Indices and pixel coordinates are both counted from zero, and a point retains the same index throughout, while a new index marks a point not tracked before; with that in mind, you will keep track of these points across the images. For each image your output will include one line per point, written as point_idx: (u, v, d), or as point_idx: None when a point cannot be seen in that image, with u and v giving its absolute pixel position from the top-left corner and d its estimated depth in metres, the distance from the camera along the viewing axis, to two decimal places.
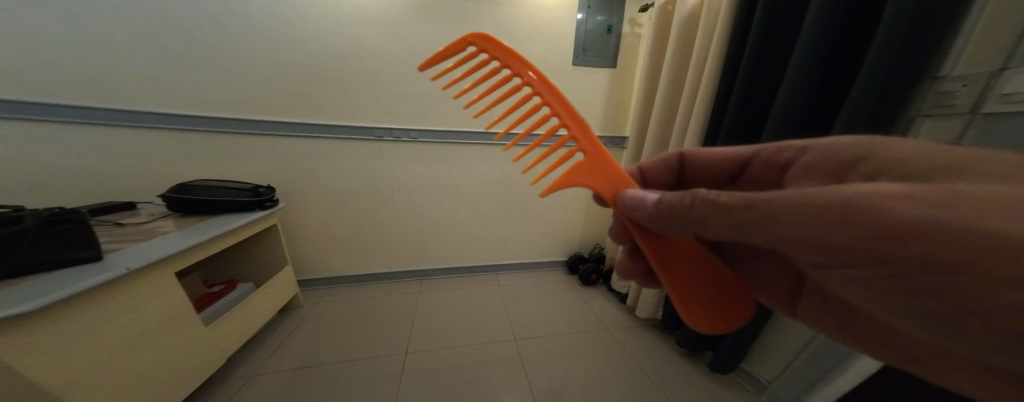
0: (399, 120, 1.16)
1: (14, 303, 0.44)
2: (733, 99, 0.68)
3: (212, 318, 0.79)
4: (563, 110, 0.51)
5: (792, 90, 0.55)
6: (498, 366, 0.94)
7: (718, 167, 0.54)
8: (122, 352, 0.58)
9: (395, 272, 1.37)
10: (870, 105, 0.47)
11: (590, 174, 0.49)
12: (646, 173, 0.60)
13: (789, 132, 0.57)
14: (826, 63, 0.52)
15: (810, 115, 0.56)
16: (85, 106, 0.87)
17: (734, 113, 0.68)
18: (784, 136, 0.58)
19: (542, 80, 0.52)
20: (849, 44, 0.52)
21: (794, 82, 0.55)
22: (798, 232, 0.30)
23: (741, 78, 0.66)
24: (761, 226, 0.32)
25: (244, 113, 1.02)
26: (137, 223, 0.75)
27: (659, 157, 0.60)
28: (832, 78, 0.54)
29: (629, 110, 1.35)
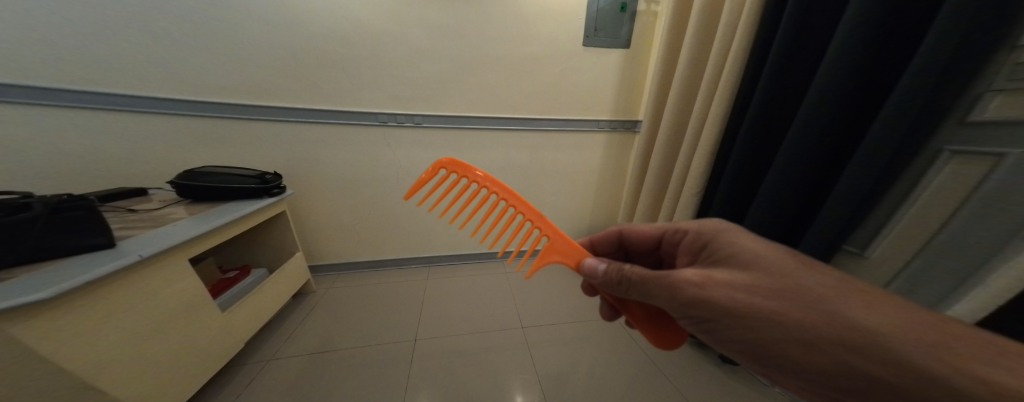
0: (403, 105, 1.12)
1: (31, 290, 0.44)
2: (763, 80, 0.63)
3: (228, 304, 0.81)
4: (521, 205, 0.57)
5: (834, 65, 0.50)
6: (505, 352, 0.95)
7: (633, 242, 0.59)
8: (144, 338, 0.59)
9: (403, 259, 1.38)
10: (929, 88, 0.42)
11: (560, 254, 0.55)
12: (594, 246, 0.62)
13: (829, 109, 0.52)
14: (877, 37, 0.47)
15: (852, 98, 0.51)
16: (90, 92, 0.87)
17: (762, 93, 0.63)
18: (823, 122, 0.53)
19: (498, 183, 0.57)
20: (907, 11, 0.46)
21: (842, 59, 0.49)
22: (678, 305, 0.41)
23: (775, 55, 0.60)
24: (659, 300, 0.42)
25: (246, 98, 1.00)
26: (149, 209, 0.75)
27: (603, 233, 0.62)
28: (882, 54, 0.49)
29: (642, 93, 1.29)
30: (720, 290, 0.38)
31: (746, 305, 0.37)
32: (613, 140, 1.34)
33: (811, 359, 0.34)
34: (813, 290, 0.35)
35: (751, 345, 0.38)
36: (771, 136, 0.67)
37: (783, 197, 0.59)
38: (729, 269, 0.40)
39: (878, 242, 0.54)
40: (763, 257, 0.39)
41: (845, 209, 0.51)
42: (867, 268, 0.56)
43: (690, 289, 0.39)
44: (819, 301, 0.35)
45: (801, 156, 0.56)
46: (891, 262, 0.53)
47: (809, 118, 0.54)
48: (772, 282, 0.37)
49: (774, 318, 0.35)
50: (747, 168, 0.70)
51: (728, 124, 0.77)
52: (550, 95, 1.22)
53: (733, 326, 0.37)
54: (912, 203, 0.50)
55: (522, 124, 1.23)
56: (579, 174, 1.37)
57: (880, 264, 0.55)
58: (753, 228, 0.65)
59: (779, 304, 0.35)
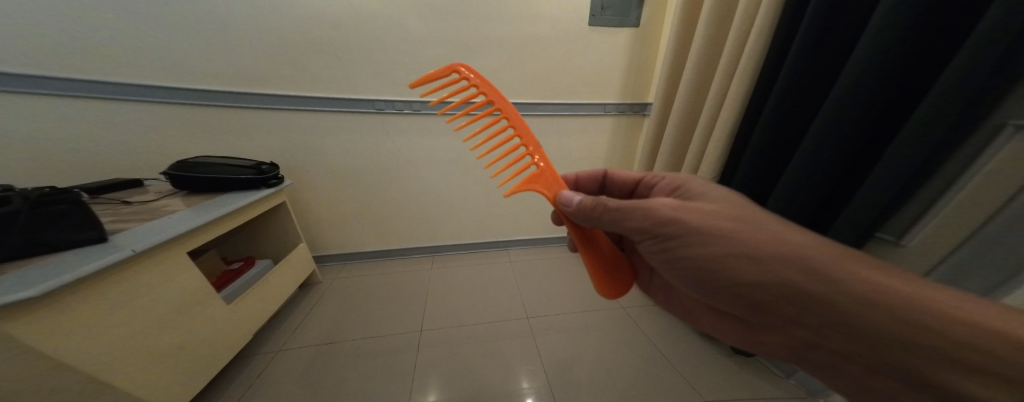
0: (401, 91, 1.08)
1: (23, 286, 0.42)
2: (792, 57, 0.58)
3: (233, 296, 0.80)
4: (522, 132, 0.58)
5: (879, 39, 0.46)
6: (510, 340, 0.94)
7: (616, 183, 0.66)
8: (151, 331, 0.59)
9: (407, 248, 1.37)
10: (990, 63, 0.38)
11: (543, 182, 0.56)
12: (579, 183, 0.68)
13: (869, 88, 0.48)
14: (929, 6, 0.43)
15: (896, 73, 0.47)
16: (77, 80, 0.83)
17: (790, 73, 0.59)
18: (862, 103, 0.49)
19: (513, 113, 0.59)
20: None
21: (889, 32, 0.45)
22: (651, 227, 0.46)
23: (806, 29, 0.56)
24: (627, 225, 0.47)
25: (238, 86, 0.96)
26: (144, 201, 0.73)
27: (591, 170, 0.67)
28: (935, 25, 0.44)
29: (652, 75, 1.23)
30: (688, 214, 0.44)
31: (705, 225, 0.43)
32: (620, 125, 1.29)
33: (754, 276, 0.39)
34: (755, 220, 0.42)
35: (706, 264, 0.43)
36: (800, 117, 0.63)
37: (810, 184, 0.57)
38: (697, 201, 0.47)
39: (917, 230, 0.51)
40: (720, 197, 0.46)
41: (881, 198, 0.48)
42: (906, 253, 0.53)
43: (664, 211, 0.45)
44: (764, 228, 0.41)
45: (833, 141, 0.53)
46: (933, 248, 0.50)
47: (844, 98, 0.50)
48: (725, 211, 0.43)
49: (726, 237, 0.41)
50: (770, 151, 0.66)
51: (749, 104, 0.72)
52: (554, 78, 1.16)
53: (696, 242, 0.43)
54: (961, 188, 0.46)
55: (526, 110, 1.19)
56: (584, 160, 1.33)
57: (921, 251, 0.52)
58: (776, 216, 0.62)
59: (729, 229, 0.41)
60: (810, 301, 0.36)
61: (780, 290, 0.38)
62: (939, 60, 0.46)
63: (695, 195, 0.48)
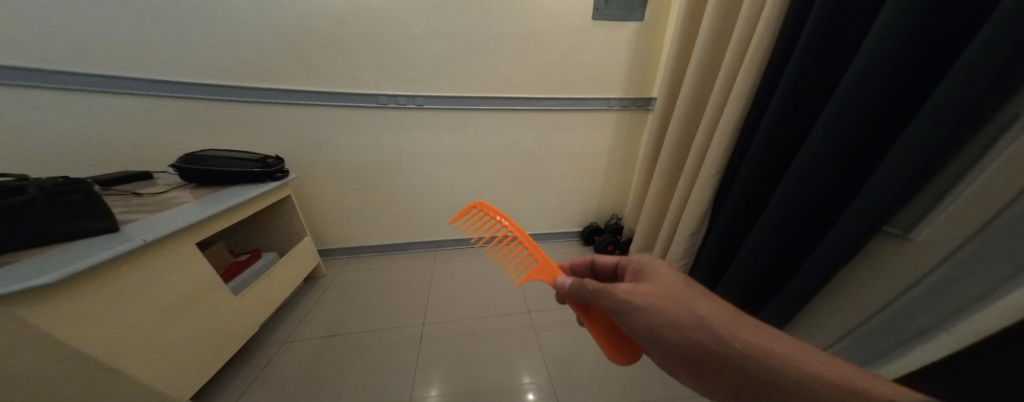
0: (403, 86, 1.08)
1: (39, 273, 0.44)
2: (798, 53, 0.58)
3: (241, 288, 0.81)
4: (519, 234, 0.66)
5: (885, 40, 0.47)
6: (511, 335, 0.95)
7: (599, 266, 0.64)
8: (162, 320, 0.61)
9: (411, 243, 1.38)
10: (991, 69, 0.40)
11: (542, 270, 0.59)
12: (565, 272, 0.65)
13: (877, 82, 0.49)
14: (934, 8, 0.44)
15: (898, 77, 0.48)
16: (87, 74, 0.85)
17: (795, 69, 0.59)
18: (864, 107, 0.51)
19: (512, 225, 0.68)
20: None
21: (893, 36, 0.46)
22: (610, 306, 0.47)
23: (812, 26, 0.56)
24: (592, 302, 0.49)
25: (244, 81, 0.97)
26: (154, 193, 0.74)
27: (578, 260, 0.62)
28: (942, 28, 0.45)
29: (657, 69, 1.21)
30: (639, 294, 0.46)
31: (652, 305, 0.44)
32: (624, 120, 1.28)
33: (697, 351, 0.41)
34: (695, 298, 0.44)
35: (649, 337, 0.44)
36: (805, 111, 0.63)
37: (816, 180, 0.57)
38: (650, 280, 0.49)
39: (926, 223, 0.51)
40: (668, 276, 0.48)
41: (889, 190, 0.49)
42: (913, 248, 0.54)
43: (619, 291, 0.47)
44: (702, 307, 0.43)
45: (840, 136, 0.53)
46: (938, 244, 0.50)
47: (847, 99, 0.52)
48: (670, 289, 0.46)
49: (671, 315, 0.43)
50: (775, 148, 0.67)
51: (755, 98, 0.72)
52: (557, 72, 1.15)
53: (646, 320, 0.44)
54: (970, 183, 0.46)
55: (529, 105, 1.19)
56: (587, 155, 1.32)
57: (926, 247, 0.52)
58: (782, 210, 0.63)
59: (673, 309, 0.43)
60: (734, 368, 0.39)
61: (704, 355, 0.41)
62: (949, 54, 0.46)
63: (646, 274, 0.51)
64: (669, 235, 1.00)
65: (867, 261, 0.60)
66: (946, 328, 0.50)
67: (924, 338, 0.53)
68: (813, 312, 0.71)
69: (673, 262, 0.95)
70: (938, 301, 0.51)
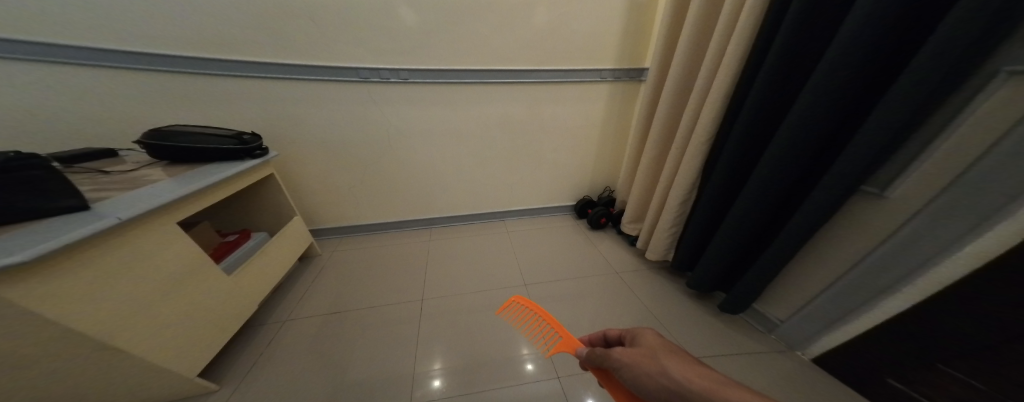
0: (385, 57, 1.02)
1: (11, 252, 0.41)
2: (791, 10, 0.57)
3: (234, 267, 0.79)
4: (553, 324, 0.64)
5: None
6: (509, 309, 0.97)
7: None
8: (157, 301, 0.59)
9: (403, 222, 1.36)
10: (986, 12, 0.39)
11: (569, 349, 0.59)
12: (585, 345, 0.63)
13: (872, 32, 0.48)
14: None
15: (891, 26, 0.47)
16: (23, 42, 0.75)
17: (789, 27, 0.58)
18: (855, 61, 0.50)
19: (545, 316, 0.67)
20: None
21: None
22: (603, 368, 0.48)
23: None
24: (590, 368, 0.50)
25: (210, 52, 0.89)
26: (122, 170, 0.69)
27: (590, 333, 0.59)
28: None
29: (651, 36, 1.17)
30: (620, 355, 0.46)
31: (633, 364, 0.45)
32: (616, 92, 1.25)
33: None
34: (676, 362, 0.43)
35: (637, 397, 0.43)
36: (798, 70, 0.62)
37: (801, 140, 0.58)
38: (638, 346, 0.48)
39: (902, 180, 0.53)
40: (654, 342, 0.47)
41: (871, 148, 0.50)
42: (889, 205, 0.55)
43: (609, 354, 0.48)
44: (682, 368, 0.42)
45: (829, 94, 0.53)
46: (912, 199, 0.52)
47: (840, 54, 0.51)
48: (651, 351, 0.45)
49: (649, 374, 0.43)
50: (765, 110, 0.66)
51: (749, 59, 0.70)
52: (548, 41, 1.10)
53: (632, 381, 0.43)
54: (949, 136, 0.48)
55: (519, 77, 1.14)
56: (579, 129, 1.31)
57: (900, 202, 0.54)
58: (768, 172, 0.64)
59: (651, 370, 0.43)
60: None
61: None
62: (944, 1, 0.45)
63: (636, 339, 0.50)
64: (660, 204, 1.01)
65: (845, 219, 0.62)
66: (918, 278, 0.54)
67: (895, 289, 0.57)
68: (794, 272, 0.74)
69: (664, 230, 0.97)
70: (908, 254, 0.54)
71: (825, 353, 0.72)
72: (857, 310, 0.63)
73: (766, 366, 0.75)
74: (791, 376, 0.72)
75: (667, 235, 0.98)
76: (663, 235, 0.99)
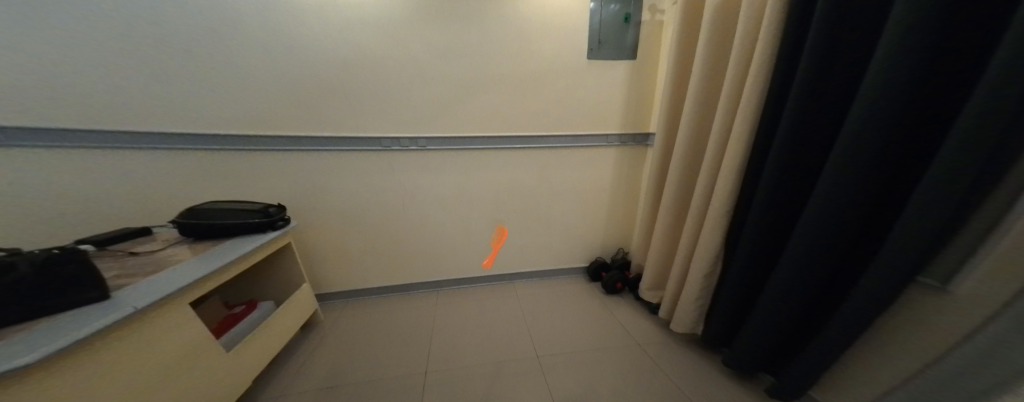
0: (406, 129, 1.11)
1: (24, 352, 0.41)
2: (789, 104, 0.63)
3: (232, 343, 0.77)
4: None
5: (875, 97, 0.51)
6: (521, 386, 0.86)
7: None
8: (149, 383, 0.55)
9: (412, 284, 1.33)
10: (986, 128, 0.42)
11: None
12: None
13: (885, 125, 0.51)
14: (916, 73, 0.49)
15: (895, 131, 0.51)
16: (106, 131, 0.89)
17: (792, 116, 0.63)
18: (866, 159, 0.53)
19: None
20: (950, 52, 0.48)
21: (879, 95, 0.51)
22: None
23: (800, 82, 0.62)
24: None
25: (253, 130, 1.00)
26: (150, 251, 0.73)
27: None
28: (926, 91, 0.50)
29: (652, 106, 1.25)
30: None
31: None
32: (623, 155, 1.30)
33: None
34: None
35: None
36: (810, 154, 0.66)
37: (832, 226, 0.58)
38: None
39: (967, 273, 0.49)
40: None
41: (911, 243, 0.49)
42: (959, 301, 0.51)
43: None
44: None
45: (849, 186, 0.55)
46: (986, 296, 0.48)
47: (848, 152, 0.55)
48: None
49: None
50: (783, 189, 0.68)
51: (755, 138, 0.74)
52: (556, 112, 1.19)
53: None
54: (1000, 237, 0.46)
55: (529, 143, 1.21)
56: (590, 190, 1.32)
57: (974, 299, 0.49)
58: (805, 251, 0.62)
59: None
60: None
61: None
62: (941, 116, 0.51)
63: None
64: (681, 273, 0.96)
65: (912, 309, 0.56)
66: None
67: None
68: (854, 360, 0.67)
69: (689, 301, 0.91)
70: None
71: None
72: None
73: None
74: None
75: (694, 307, 0.91)
76: (689, 304, 0.92)
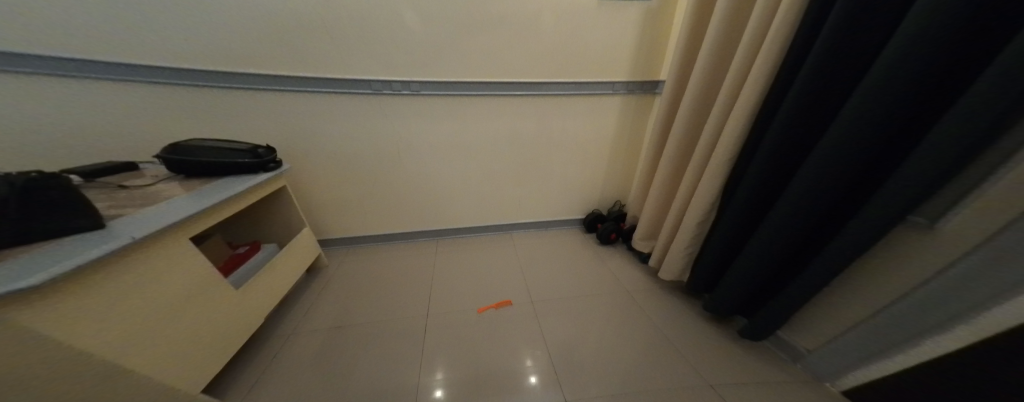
0: (397, 71, 1.03)
1: (22, 275, 0.41)
2: (820, 41, 0.56)
3: (241, 281, 0.80)
4: None
5: (916, 33, 0.45)
6: (515, 326, 0.94)
7: None
8: (161, 313, 0.59)
9: (410, 233, 1.36)
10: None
11: None
12: None
13: (916, 66, 0.46)
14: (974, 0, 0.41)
15: (925, 74, 0.47)
16: (62, 58, 0.80)
17: (818, 57, 0.57)
18: (882, 106, 0.50)
19: None
20: None
21: (921, 30, 0.45)
22: None
23: (839, 11, 0.53)
24: None
25: (230, 66, 0.92)
26: (140, 185, 0.71)
27: None
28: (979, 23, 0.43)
29: (666, 50, 1.15)
30: None
31: None
32: (629, 105, 1.23)
33: None
34: None
35: None
36: (831, 96, 0.60)
37: (831, 176, 0.57)
38: None
39: (960, 209, 0.50)
40: None
41: (904, 193, 0.49)
42: (938, 240, 0.54)
43: None
44: None
45: (857, 135, 0.53)
46: (972, 231, 0.50)
47: (867, 98, 0.51)
48: None
49: None
50: (789, 140, 0.65)
51: (773, 83, 0.68)
52: (560, 56, 1.09)
53: None
54: (995, 184, 0.47)
55: (530, 90, 1.14)
56: (591, 142, 1.28)
57: (959, 232, 0.51)
58: (800, 199, 0.62)
59: None
60: None
61: None
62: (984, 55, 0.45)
63: None
64: (674, 224, 0.98)
65: (892, 250, 0.60)
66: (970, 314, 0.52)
67: (948, 324, 0.54)
68: (828, 298, 0.71)
69: (679, 250, 0.94)
70: (963, 291, 0.52)
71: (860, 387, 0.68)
72: (901, 343, 0.60)
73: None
74: None
75: (682, 256, 0.94)
76: (678, 254, 0.95)
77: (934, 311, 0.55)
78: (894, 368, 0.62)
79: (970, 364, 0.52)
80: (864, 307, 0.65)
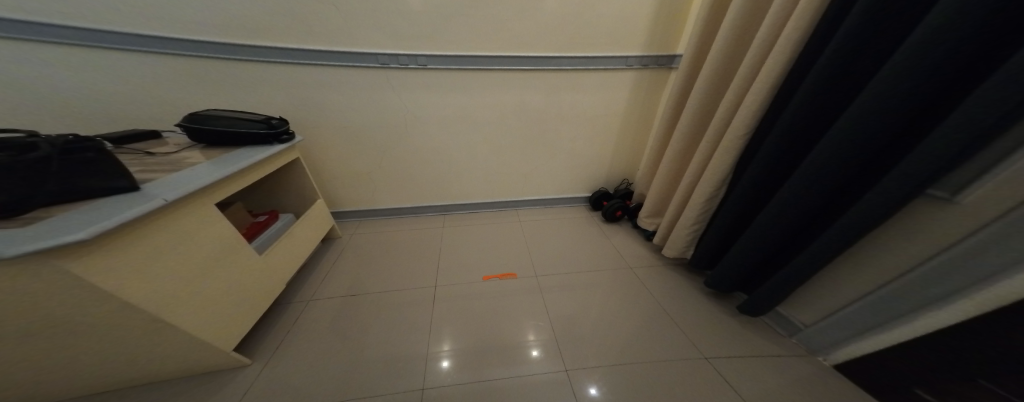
0: (405, 44, 1.01)
1: (73, 229, 0.45)
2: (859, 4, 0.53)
3: (264, 247, 0.84)
4: None
5: None
6: (519, 298, 0.98)
7: None
8: (194, 274, 0.63)
9: (419, 207, 1.39)
10: None
11: None
12: None
13: (964, 28, 0.43)
14: None
15: (971, 38, 0.44)
16: (80, 28, 0.81)
17: (854, 22, 0.54)
18: (919, 73, 0.48)
19: None
20: None
21: None
22: None
23: None
24: None
25: (240, 38, 0.92)
26: (166, 152, 0.75)
27: None
28: None
29: (685, 21, 1.09)
30: None
31: None
32: (642, 80, 1.20)
33: None
34: None
35: None
36: (860, 68, 0.58)
37: (852, 148, 0.56)
38: None
39: (977, 185, 0.49)
40: None
41: (927, 164, 0.48)
42: (955, 215, 0.53)
43: None
44: None
45: (887, 104, 0.51)
46: (990, 205, 0.49)
47: (905, 64, 0.48)
48: None
49: None
50: (810, 112, 0.63)
51: (800, 54, 0.65)
52: (573, 27, 1.05)
53: None
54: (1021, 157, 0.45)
55: (540, 64, 1.11)
56: (601, 117, 1.26)
57: (975, 208, 0.50)
58: (816, 172, 0.61)
59: None
60: None
61: None
62: None
63: None
64: (682, 200, 0.98)
65: (904, 226, 0.59)
66: (976, 288, 0.52)
67: (949, 300, 0.55)
68: (828, 276, 0.72)
69: (685, 227, 0.95)
70: (971, 265, 0.52)
71: (851, 360, 0.71)
72: (898, 317, 0.62)
73: (776, 374, 0.74)
74: (808, 388, 0.71)
75: (688, 231, 0.95)
76: (684, 230, 0.96)
77: (940, 285, 0.56)
78: (888, 342, 0.64)
79: (983, 337, 0.52)
80: (865, 281, 0.66)
